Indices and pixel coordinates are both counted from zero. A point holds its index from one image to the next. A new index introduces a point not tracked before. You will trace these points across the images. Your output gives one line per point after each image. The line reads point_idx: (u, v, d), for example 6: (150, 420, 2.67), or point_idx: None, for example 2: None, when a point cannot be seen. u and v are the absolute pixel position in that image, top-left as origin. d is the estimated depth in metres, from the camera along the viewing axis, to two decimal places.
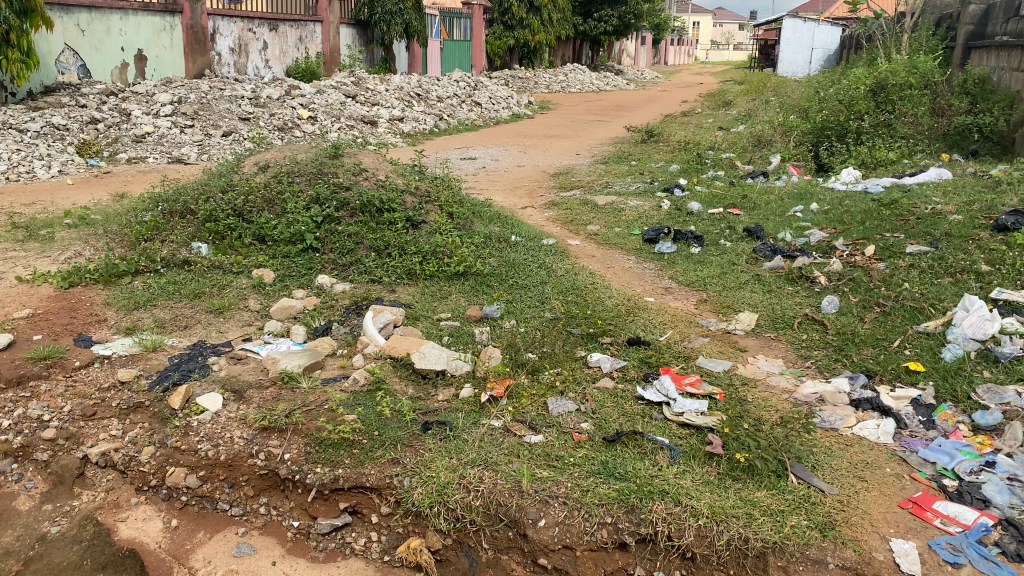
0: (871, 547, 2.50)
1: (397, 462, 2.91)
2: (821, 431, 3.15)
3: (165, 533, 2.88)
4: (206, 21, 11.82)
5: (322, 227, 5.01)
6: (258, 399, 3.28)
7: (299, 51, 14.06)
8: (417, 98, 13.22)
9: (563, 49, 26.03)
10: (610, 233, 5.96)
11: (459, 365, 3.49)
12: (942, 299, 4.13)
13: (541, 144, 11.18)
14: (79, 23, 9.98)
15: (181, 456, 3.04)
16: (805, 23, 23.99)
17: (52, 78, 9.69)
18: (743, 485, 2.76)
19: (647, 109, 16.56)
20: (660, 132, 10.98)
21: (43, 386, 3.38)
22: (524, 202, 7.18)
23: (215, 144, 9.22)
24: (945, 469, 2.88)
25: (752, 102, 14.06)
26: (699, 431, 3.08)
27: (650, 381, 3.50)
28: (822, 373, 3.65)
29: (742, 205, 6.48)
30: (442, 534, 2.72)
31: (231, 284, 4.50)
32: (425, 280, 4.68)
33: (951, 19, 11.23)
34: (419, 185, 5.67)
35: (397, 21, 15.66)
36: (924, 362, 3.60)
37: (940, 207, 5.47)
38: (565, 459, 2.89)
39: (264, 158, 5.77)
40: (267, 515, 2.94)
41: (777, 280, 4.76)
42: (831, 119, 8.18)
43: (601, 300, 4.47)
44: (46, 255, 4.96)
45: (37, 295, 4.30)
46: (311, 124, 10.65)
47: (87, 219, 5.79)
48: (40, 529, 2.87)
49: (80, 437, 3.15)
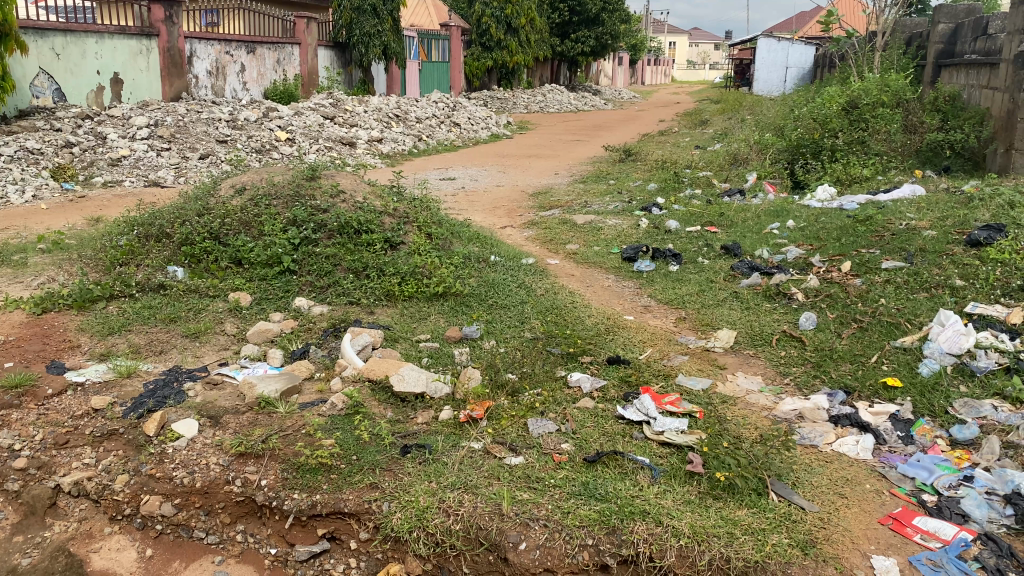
0: (852, 564, 2.50)
1: (375, 486, 2.87)
2: (800, 448, 3.16)
3: (139, 562, 2.82)
4: (182, 44, 11.83)
5: (299, 250, 4.98)
6: (234, 424, 3.23)
7: (277, 73, 14.09)
8: (395, 119, 13.26)
9: (541, 69, 26.28)
10: (590, 252, 5.97)
11: (438, 387, 3.47)
12: (917, 314, 4.16)
13: (519, 164, 11.20)
14: (54, 47, 9.91)
15: (157, 484, 2.98)
16: (780, 42, 24.35)
17: (27, 102, 9.58)
18: (724, 504, 2.75)
19: (624, 128, 16.75)
20: (637, 151, 11.08)
21: (14, 415, 3.32)
22: (503, 222, 7.20)
23: (192, 167, 9.18)
24: (924, 484, 2.89)
25: (727, 121, 14.21)
26: (679, 450, 3.08)
27: (630, 400, 3.49)
28: (800, 390, 3.66)
29: (719, 222, 6.52)
30: (421, 559, 2.68)
31: (207, 308, 4.45)
32: (404, 302, 4.66)
33: (920, 37, 11.43)
34: (397, 207, 5.67)
35: (375, 43, 15.96)
36: (901, 377, 3.63)
37: (914, 223, 5.52)
38: (546, 480, 2.87)
39: (240, 181, 5.70)
40: (243, 542, 2.89)
41: (754, 296, 4.80)
42: (806, 137, 8.26)
43: (581, 319, 4.47)
44: (18, 282, 4.88)
45: (9, 322, 4.22)
46: (289, 146, 10.63)
47: (61, 244, 5.72)
48: (10, 560, 2.81)
49: (53, 466, 3.09)
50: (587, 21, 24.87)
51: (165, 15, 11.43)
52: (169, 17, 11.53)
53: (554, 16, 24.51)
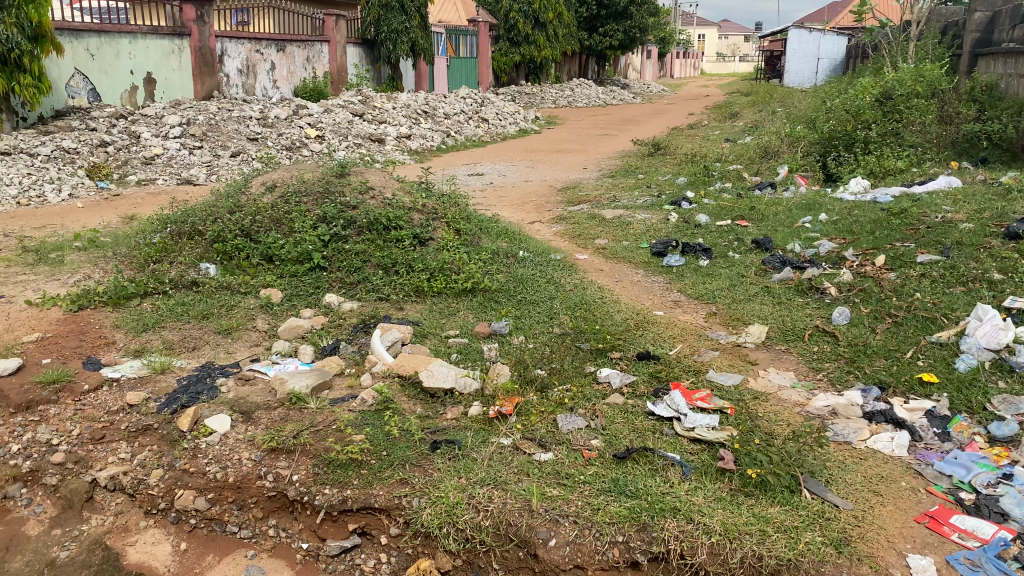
0: (888, 563, 2.46)
1: (406, 482, 2.89)
2: (833, 444, 3.12)
3: (174, 556, 2.86)
4: (214, 43, 11.96)
5: (329, 246, 5.02)
6: (266, 420, 3.27)
7: (306, 71, 14.19)
8: (423, 115, 13.30)
9: (568, 63, 26.18)
10: (618, 247, 5.95)
11: (468, 383, 3.48)
12: (954, 308, 4.08)
13: (548, 159, 11.18)
14: (89, 48, 10.05)
15: (190, 479, 3.02)
16: (811, 33, 24.01)
17: (63, 102, 9.73)
18: (755, 501, 2.73)
19: (652, 121, 16.63)
20: (666, 145, 11.00)
21: (52, 410, 3.39)
22: (532, 217, 7.19)
23: (223, 165, 9.28)
24: (961, 482, 2.83)
25: (759, 113, 14.07)
26: (710, 447, 3.05)
27: (659, 397, 3.47)
28: (834, 386, 3.61)
29: (750, 216, 6.45)
30: (451, 555, 2.69)
31: (239, 304, 4.50)
32: (432, 297, 4.67)
33: (956, 27, 11.21)
34: (425, 203, 5.68)
35: (403, 40, 16.01)
36: (938, 373, 3.56)
37: (950, 216, 5.43)
38: (576, 476, 2.86)
39: (270, 179, 5.74)
40: (276, 537, 2.91)
41: (786, 291, 4.74)
42: (839, 129, 8.13)
43: (610, 314, 4.44)
44: (55, 279, 4.97)
45: (46, 319, 4.30)
46: (319, 143, 10.70)
47: (96, 241, 5.82)
48: (49, 553, 2.86)
49: (89, 461, 3.14)
50: (616, 15, 24.72)
51: (196, 15, 11.56)
52: (201, 16, 11.65)
53: (583, 9, 24.40)
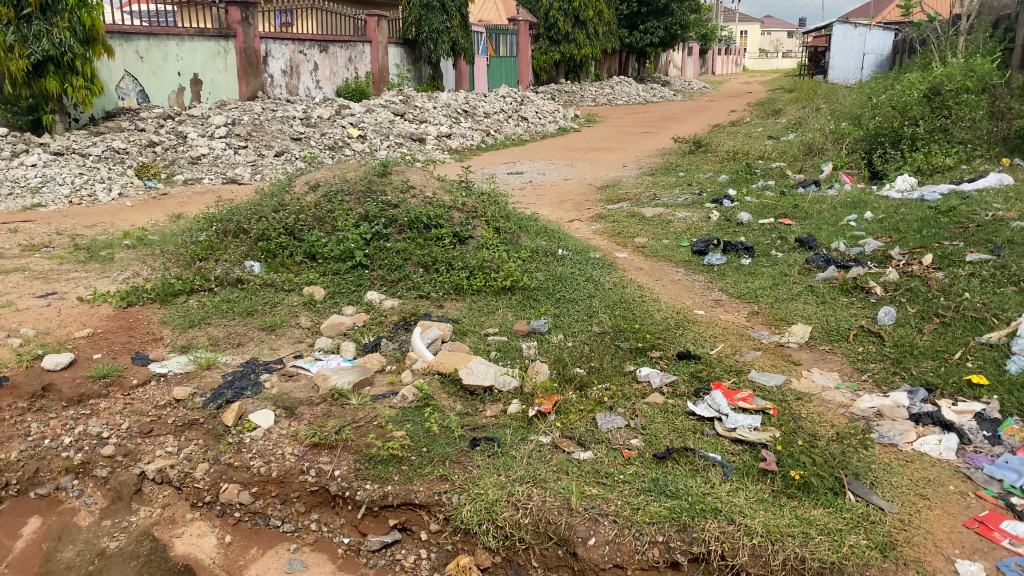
0: (935, 568, 2.42)
1: (445, 478, 2.90)
2: (879, 446, 3.06)
3: (219, 548, 2.90)
4: (258, 44, 12.15)
5: (370, 244, 5.06)
6: (308, 415, 3.31)
7: (348, 71, 14.33)
8: (463, 114, 13.35)
9: (609, 61, 26.07)
10: (659, 245, 5.91)
11: (507, 381, 3.49)
12: (1005, 309, 3.98)
13: (587, 157, 11.14)
14: (138, 50, 10.27)
15: (235, 473, 3.08)
16: (857, 28, 23.51)
17: (112, 103, 9.96)
18: (798, 503, 2.69)
19: (693, 118, 16.48)
20: (707, 142, 10.89)
21: (103, 404, 3.47)
22: (571, 215, 7.18)
23: (266, 164, 9.42)
24: (1012, 486, 2.76)
25: (803, 110, 13.85)
26: (752, 448, 3.02)
27: (700, 396, 3.44)
28: (879, 387, 3.54)
29: (793, 214, 6.36)
30: (491, 552, 2.70)
31: (282, 302, 4.56)
32: (472, 295, 4.69)
33: (1008, 20, 10.92)
34: (465, 202, 5.71)
35: (443, 39, 16.09)
36: (988, 375, 3.48)
37: (1001, 215, 5.30)
38: (615, 475, 2.85)
39: (313, 178, 5.82)
40: (318, 531, 2.95)
41: (830, 290, 4.67)
42: (885, 126, 7.98)
43: (650, 313, 4.42)
44: (105, 276, 5.09)
45: (96, 315, 4.41)
46: (360, 142, 10.81)
47: (144, 239, 5.95)
48: (99, 543, 2.93)
49: (137, 454, 3.22)
50: (657, 12, 24.53)
51: (241, 17, 11.75)
52: (246, 18, 11.84)
53: (623, 7, 24.26)
